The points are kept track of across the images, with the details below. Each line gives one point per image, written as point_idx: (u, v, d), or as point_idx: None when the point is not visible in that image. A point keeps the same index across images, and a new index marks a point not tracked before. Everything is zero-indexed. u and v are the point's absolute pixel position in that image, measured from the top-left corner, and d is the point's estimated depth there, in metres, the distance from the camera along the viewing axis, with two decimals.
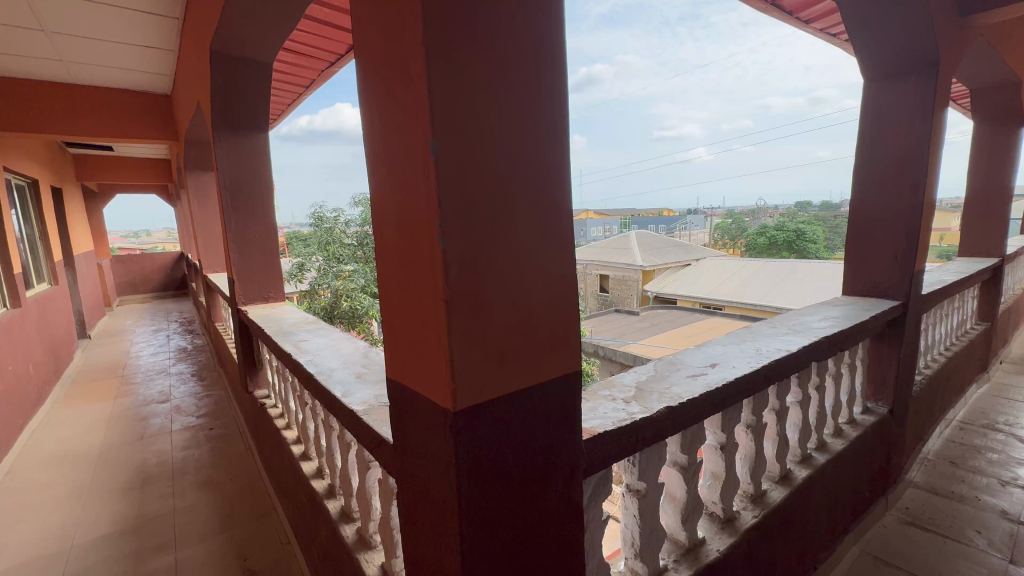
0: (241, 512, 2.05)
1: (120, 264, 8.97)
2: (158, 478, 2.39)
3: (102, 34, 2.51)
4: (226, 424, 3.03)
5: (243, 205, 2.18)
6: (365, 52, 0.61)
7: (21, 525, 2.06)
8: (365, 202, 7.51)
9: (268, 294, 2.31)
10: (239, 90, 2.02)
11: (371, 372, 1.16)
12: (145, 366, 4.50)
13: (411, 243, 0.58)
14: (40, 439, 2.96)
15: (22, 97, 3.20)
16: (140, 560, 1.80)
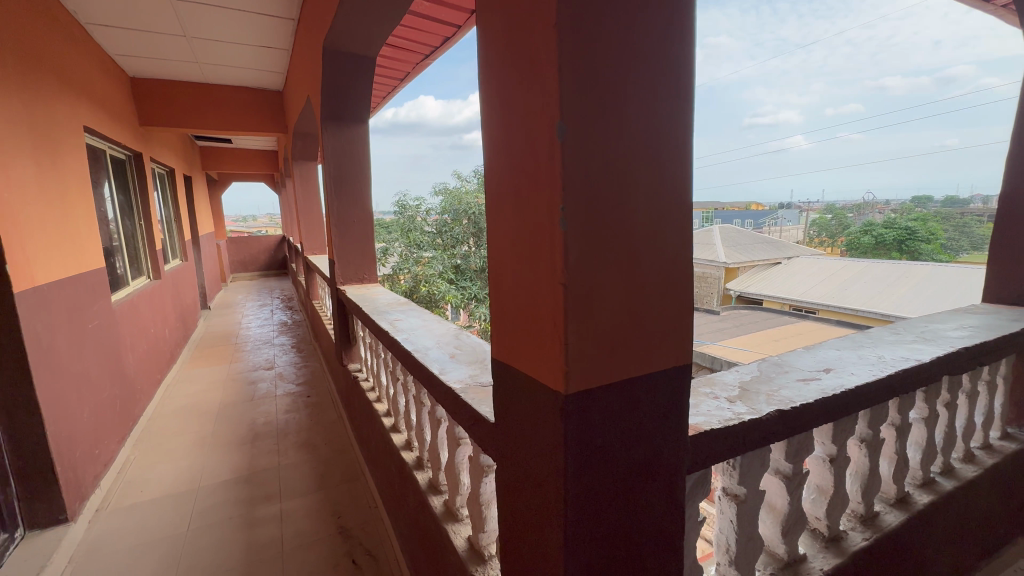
0: (335, 474, 2.24)
1: (233, 244, 10.10)
2: (265, 436, 2.68)
3: (230, 36, 2.80)
4: (320, 393, 3.32)
5: (345, 193, 2.35)
6: (492, 40, 0.62)
7: (160, 464, 2.41)
8: (445, 192, 7.80)
9: (363, 275, 2.46)
10: (346, 84, 2.16)
11: (464, 352, 1.20)
12: (254, 336, 5.03)
13: (529, 225, 0.58)
14: (174, 393, 3.44)
15: (165, 96, 3.67)
16: (252, 506, 2.03)
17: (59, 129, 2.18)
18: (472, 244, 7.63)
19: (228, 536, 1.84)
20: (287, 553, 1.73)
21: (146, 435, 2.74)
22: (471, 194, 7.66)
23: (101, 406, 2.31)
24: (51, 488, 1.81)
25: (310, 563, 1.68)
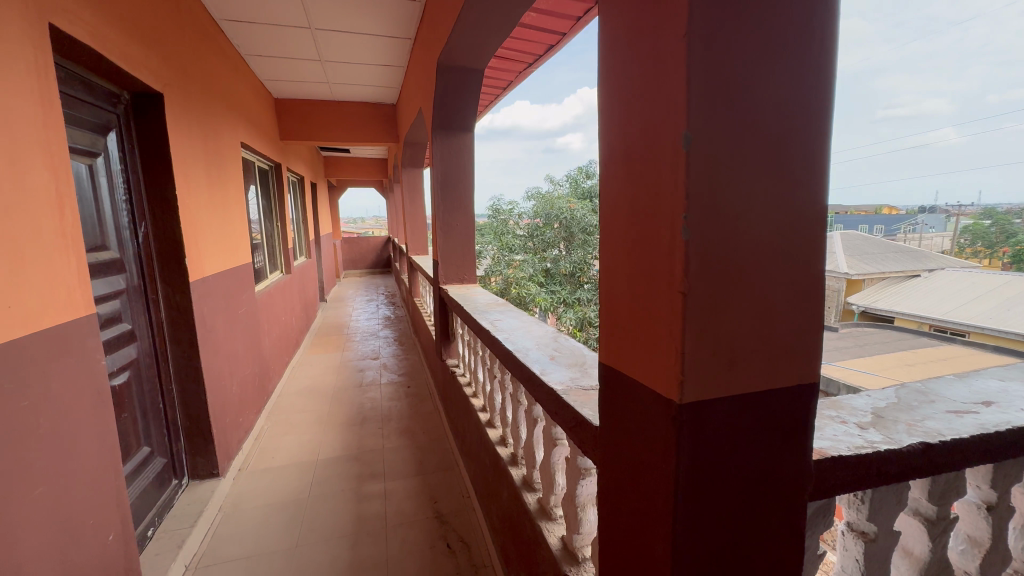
0: (431, 461, 2.40)
1: (346, 244, 11.18)
2: (372, 420, 2.94)
3: (355, 57, 3.12)
4: (419, 385, 3.55)
5: (451, 198, 2.49)
6: (615, 52, 0.63)
7: (287, 436, 2.75)
8: (538, 196, 7.99)
9: (463, 276, 2.59)
10: (456, 96, 2.30)
11: (563, 355, 1.22)
12: (363, 329, 5.52)
13: (646, 232, 0.59)
14: (298, 374, 3.90)
15: (300, 114, 4.18)
16: (360, 482, 2.24)
17: (224, 145, 2.59)
18: (563, 247, 7.58)
19: (341, 506, 2.05)
20: (390, 529, 1.89)
21: (277, 409, 3.14)
22: (564, 198, 7.68)
23: (245, 381, 2.70)
24: (208, 446, 2.15)
25: (411, 541, 1.81)
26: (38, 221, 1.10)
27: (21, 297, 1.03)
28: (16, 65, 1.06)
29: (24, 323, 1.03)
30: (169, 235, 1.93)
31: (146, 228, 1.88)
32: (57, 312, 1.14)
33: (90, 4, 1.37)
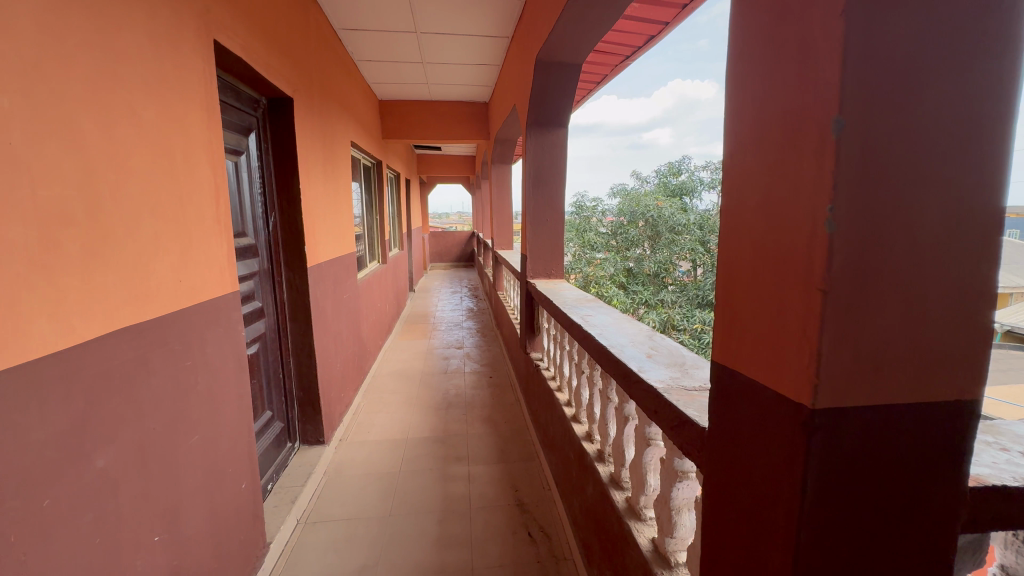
0: (513, 451, 2.45)
1: (434, 238, 11.73)
2: (456, 406, 3.08)
3: (455, 58, 3.25)
4: (501, 376, 3.64)
5: (542, 193, 2.52)
6: (752, 39, 0.60)
7: (381, 414, 2.96)
8: (624, 194, 7.89)
9: (551, 271, 2.61)
10: (552, 92, 2.32)
11: (661, 354, 1.19)
12: (447, 319, 5.77)
13: (780, 226, 0.56)
14: (390, 357, 4.17)
15: (401, 114, 4.46)
16: (446, 463, 2.35)
17: (338, 144, 2.84)
18: (648, 246, 7.25)
19: (429, 484, 2.17)
20: (473, 511, 1.97)
21: (372, 388, 3.40)
22: (650, 196, 7.41)
23: (347, 360, 2.94)
24: (316, 415, 2.38)
25: (494, 525, 1.88)
26: (202, 210, 1.30)
27: (189, 273, 1.22)
28: (191, 78, 1.25)
29: (189, 296, 1.22)
30: (291, 224, 2.17)
31: (275, 218, 2.13)
32: (212, 287, 1.33)
33: (242, 21, 1.57)
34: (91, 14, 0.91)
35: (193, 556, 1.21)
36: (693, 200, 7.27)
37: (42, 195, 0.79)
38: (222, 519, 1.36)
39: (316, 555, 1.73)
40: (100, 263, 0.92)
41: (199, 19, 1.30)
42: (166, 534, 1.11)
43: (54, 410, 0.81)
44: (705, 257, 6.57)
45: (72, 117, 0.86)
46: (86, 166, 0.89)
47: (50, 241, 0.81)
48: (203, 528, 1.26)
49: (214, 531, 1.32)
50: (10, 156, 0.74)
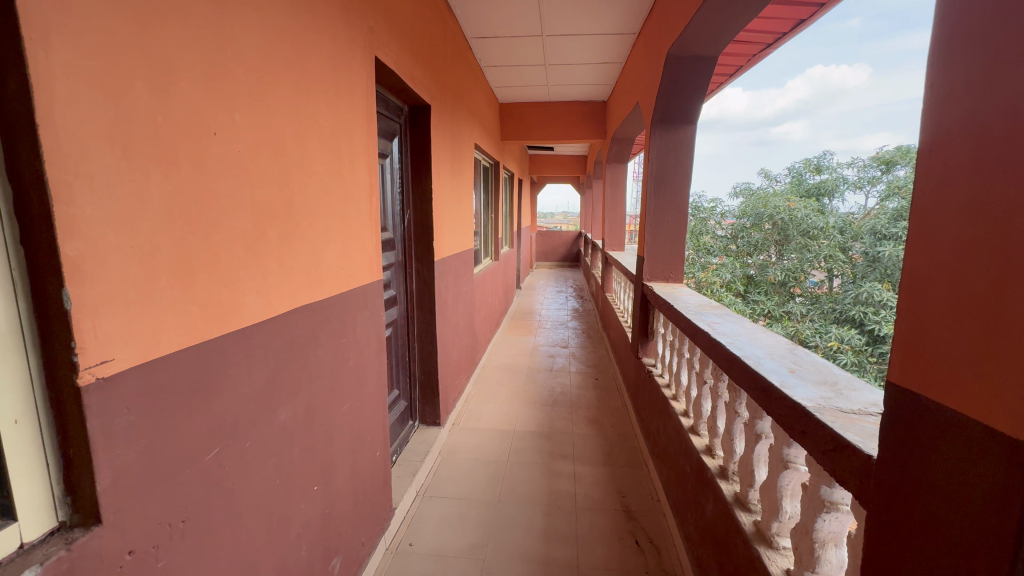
0: (619, 456, 2.41)
1: (541, 237, 11.89)
2: (562, 404, 3.10)
3: (578, 58, 3.26)
4: (607, 379, 3.58)
5: (664, 192, 2.42)
6: (966, 16, 0.52)
7: (490, 404, 3.10)
8: (748, 194, 7.29)
9: (669, 274, 2.51)
10: (682, 87, 2.22)
11: (807, 370, 1.08)
12: (553, 318, 5.82)
13: (1001, 233, 0.48)
14: (498, 350, 4.34)
15: (520, 116, 4.60)
16: (552, 459, 2.39)
17: (464, 147, 3.02)
18: (775, 251, 6.54)
19: (535, 477, 2.23)
20: (579, 510, 1.98)
21: (481, 379, 3.57)
22: (781, 196, 6.72)
23: (462, 349, 3.13)
24: (434, 398, 2.57)
25: (600, 528, 1.87)
26: (360, 207, 1.47)
27: (349, 263, 1.40)
28: (357, 91, 1.43)
29: (347, 282, 1.39)
30: (423, 221, 2.36)
31: (410, 215, 2.34)
32: (364, 275, 1.50)
33: (397, 37, 1.75)
34: (293, 41, 1.09)
35: (339, 508, 1.39)
36: (833, 201, 6.34)
37: (256, 193, 0.97)
38: (361, 481, 1.53)
39: (432, 527, 1.88)
40: (289, 250, 1.09)
41: (365, 38, 1.47)
42: (322, 485, 1.29)
43: (257, 369, 0.98)
44: (846, 265, 5.61)
45: (278, 128, 1.04)
46: (284, 168, 1.07)
47: (259, 230, 0.98)
48: (347, 485, 1.44)
49: (355, 490, 1.49)
50: (239, 161, 0.92)
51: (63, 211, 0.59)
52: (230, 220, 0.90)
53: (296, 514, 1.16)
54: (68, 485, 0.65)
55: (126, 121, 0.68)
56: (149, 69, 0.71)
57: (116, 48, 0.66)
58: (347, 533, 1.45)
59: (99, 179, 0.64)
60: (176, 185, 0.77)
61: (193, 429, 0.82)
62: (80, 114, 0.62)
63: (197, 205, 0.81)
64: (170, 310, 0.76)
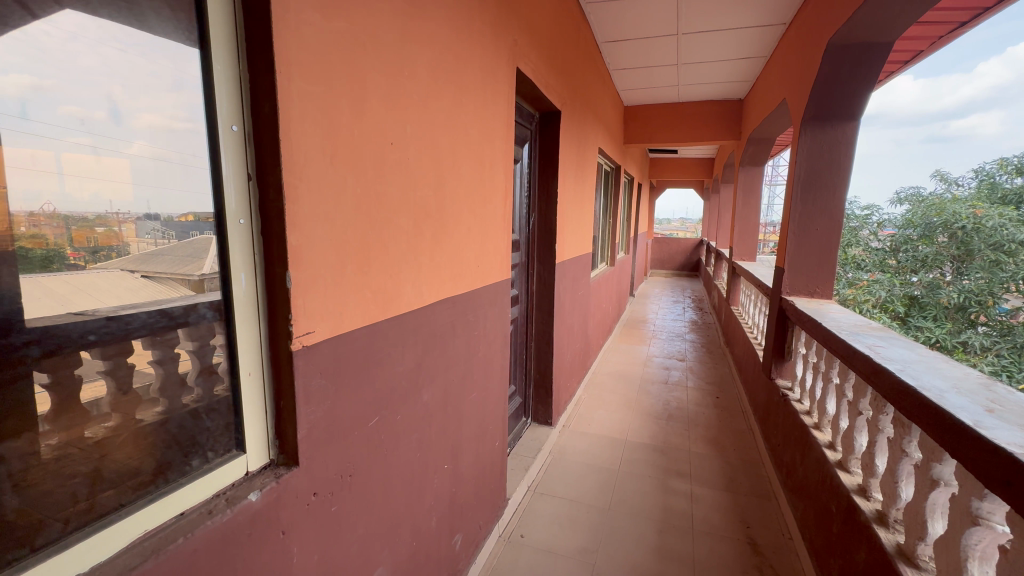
0: (743, 483, 2.22)
1: (657, 244, 11.36)
2: (678, 419, 2.94)
3: (716, 55, 3.07)
4: (729, 398, 3.31)
5: (813, 198, 2.18)
6: None
7: (600, 411, 3.06)
8: (917, 200, 6.22)
9: (815, 289, 2.26)
10: (843, 81, 1.99)
11: (1012, 411, 0.89)
12: (668, 328, 5.53)
13: None
14: (609, 358, 4.25)
15: (645, 119, 4.48)
16: (667, 475, 2.29)
17: (589, 151, 3.03)
18: (951, 269, 5.45)
19: (648, 491, 2.15)
20: (696, 532, 1.87)
21: (592, 384, 3.54)
22: (962, 202, 5.61)
23: (575, 352, 3.13)
24: (547, 398, 2.62)
25: (720, 555, 1.74)
26: (497, 209, 1.57)
27: (485, 262, 1.50)
28: (500, 101, 1.53)
29: (482, 279, 1.49)
30: (547, 224, 2.43)
31: (534, 219, 2.42)
32: (496, 274, 1.60)
33: (536, 47, 1.83)
34: (452, 57, 1.20)
35: (463, 488, 1.49)
36: None
37: (419, 197, 1.10)
38: (482, 467, 1.63)
39: (544, 523, 1.92)
40: (440, 247, 1.21)
41: (510, 52, 1.57)
42: (451, 464, 1.39)
43: (409, 352, 1.11)
44: None
45: (436, 137, 1.16)
46: (439, 173, 1.18)
47: (417, 229, 1.10)
48: (470, 470, 1.54)
49: (477, 475, 1.59)
50: (408, 169, 1.05)
51: (290, 208, 0.74)
52: (399, 220, 1.03)
53: (430, 487, 1.28)
54: (277, 431, 0.81)
55: (334, 135, 0.82)
56: (349, 89, 0.85)
57: (330, 73, 0.80)
58: (468, 513, 1.55)
59: (316, 183, 0.79)
60: (362, 186, 0.90)
61: (361, 398, 0.95)
62: (306, 129, 0.76)
63: (375, 204, 0.94)
64: (353, 293, 0.89)
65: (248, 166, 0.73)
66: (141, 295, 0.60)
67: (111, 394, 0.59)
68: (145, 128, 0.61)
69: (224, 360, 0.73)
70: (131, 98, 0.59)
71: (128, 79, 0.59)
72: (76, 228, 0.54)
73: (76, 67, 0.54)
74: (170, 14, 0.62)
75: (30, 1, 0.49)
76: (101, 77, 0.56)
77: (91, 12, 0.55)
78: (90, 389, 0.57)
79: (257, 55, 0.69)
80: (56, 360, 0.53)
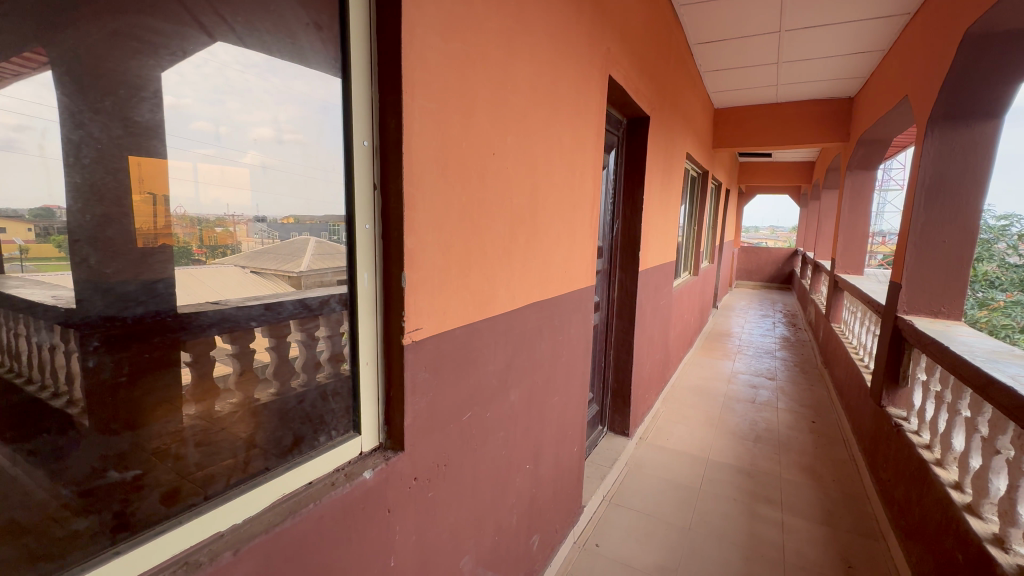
0: (844, 518, 2.02)
1: (744, 253, 10.65)
2: (767, 442, 2.74)
3: (823, 52, 2.85)
4: (828, 424, 3.02)
5: (940, 206, 1.95)
6: None
7: (680, 426, 2.93)
8: None
9: (940, 309, 2.01)
10: (982, 75, 1.76)
11: None
12: (757, 344, 5.16)
13: None
14: (689, 371, 4.06)
15: (738, 121, 4.25)
16: (754, 500, 2.14)
17: (676, 156, 2.94)
18: None
19: (733, 514, 2.04)
20: (788, 565, 1.74)
21: (671, 398, 3.40)
22: None
23: (654, 363, 3.04)
24: (625, 408, 2.57)
25: None
26: (585, 215, 1.58)
27: (572, 268, 1.52)
28: (592, 109, 1.54)
29: (568, 284, 1.51)
30: (631, 231, 2.39)
31: (617, 225, 2.40)
32: (582, 280, 1.60)
33: (629, 54, 1.82)
34: (551, 69, 1.24)
35: (543, 490, 1.52)
36: None
37: (514, 204, 1.14)
38: (561, 471, 1.64)
39: (620, 535, 1.89)
40: (531, 252, 1.25)
41: (603, 60, 1.58)
42: (532, 465, 1.42)
43: (500, 352, 1.15)
44: None
45: (532, 147, 1.20)
46: (534, 181, 1.22)
47: (513, 234, 1.15)
48: (550, 472, 1.56)
49: (555, 479, 1.60)
50: (507, 177, 1.10)
51: (408, 215, 0.81)
52: (497, 226, 1.08)
53: (513, 485, 1.31)
54: (386, 417, 0.88)
55: (446, 148, 0.89)
56: (460, 105, 0.91)
57: (445, 91, 0.87)
58: (546, 515, 1.57)
59: (430, 192, 0.86)
60: (467, 194, 0.96)
61: (458, 393, 1.01)
62: (424, 143, 0.83)
63: (477, 211, 1.00)
64: (454, 294, 0.96)
65: (374, 178, 0.81)
66: (256, 290, 0.65)
67: (236, 373, 0.64)
68: (295, 144, 0.70)
69: (327, 349, 0.78)
70: (286, 118, 0.68)
71: (289, 104, 0.68)
72: (203, 227, 0.58)
73: (254, 96, 0.63)
74: (321, 46, 0.72)
75: (212, 28, 0.57)
76: (268, 102, 0.65)
77: (267, 50, 0.64)
78: (219, 368, 0.62)
79: (387, 78, 0.77)
80: (195, 341, 0.59)
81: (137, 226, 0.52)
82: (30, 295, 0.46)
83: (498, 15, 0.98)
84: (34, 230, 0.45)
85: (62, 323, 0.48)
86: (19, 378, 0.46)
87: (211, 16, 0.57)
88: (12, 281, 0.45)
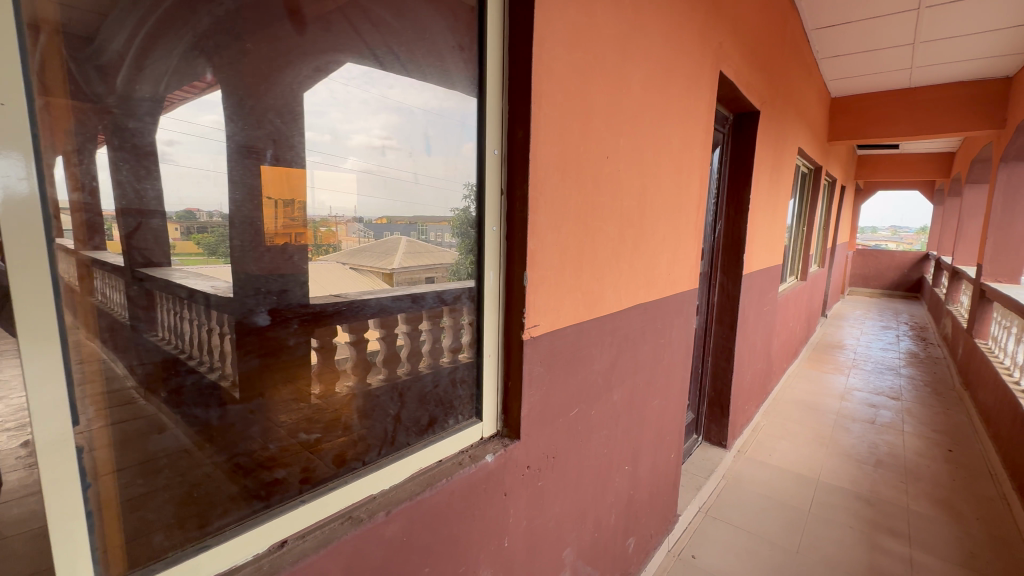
0: (991, 563, 1.76)
1: (861, 257, 9.55)
2: (891, 468, 2.45)
3: (972, 28, 2.49)
4: (969, 454, 2.63)
5: None
6: None
7: (784, 441, 2.73)
8: None
9: None
10: None
11: None
12: (876, 359, 4.61)
13: None
14: (794, 384, 3.75)
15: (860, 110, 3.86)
16: (874, 530, 1.94)
17: (788, 152, 2.73)
18: None
19: (848, 542, 1.86)
20: None
21: (772, 411, 3.17)
22: None
23: (756, 372, 2.85)
24: (723, 418, 2.44)
25: None
26: (690, 216, 1.54)
27: (676, 269, 1.49)
28: (702, 107, 1.50)
29: (671, 287, 1.48)
30: (734, 232, 2.27)
31: (719, 226, 2.29)
32: (685, 283, 1.56)
33: (741, 47, 1.74)
34: (663, 69, 1.23)
35: (640, 491, 1.50)
36: None
37: (624, 205, 1.15)
38: (658, 476, 1.62)
39: (717, 549, 1.82)
40: (637, 254, 1.25)
41: (715, 57, 1.53)
42: (631, 466, 1.42)
43: (606, 352, 1.17)
44: None
45: (643, 148, 1.20)
46: (643, 183, 1.23)
47: (622, 236, 1.16)
48: (648, 476, 1.54)
49: (653, 483, 1.58)
50: (618, 179, 1.11)
51: (532, 217, 0.86)
52: (608, 228, 1.10)
53: (613, 484, 1.33)
54: (504, 407, 0.94)
55: (566, 154, 0.93)
56: (579, 111, 0.95)
57: (566, 98, 0.91)
58: (643, 519, 1.56)
59: (551, 196, 0.90)
60: (582, 197, 0.99)
61: (567, 389, 1.05)
62: (548, 149, 0.88)
63: (591, 214, 1.03)
64: (568, 294, 1.00)
65: (501, 183, 0.87)
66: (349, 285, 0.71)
67: (354, 360, 0.77)
68: (440, 157, 0.79)
69: (428, 342, 0.85)
70: (434, 134, 0.78)
71: (435, 121, 0.77)
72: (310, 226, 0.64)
73: (410, 117, 0.74)
74: (462, 66, 0.79)
75: (386, 62, 0.70)
76: (420, 120, 0.75)
77: (423, 77, 0.75)
78: (339, 353, 0.76)
79: (517, 89, 0.83)
80: (323, 329, 0.73)
81: (265, 227, 0.62)
82: (196, 285, 0.57)
83: (617, 21, 1.00)
84: (179, 230, 0.53)
85: (273, 309, 0.66)
86: (182, 353, 0.60)
87: (381, 46, 0.69)
88: (179, 274, 0.54)
